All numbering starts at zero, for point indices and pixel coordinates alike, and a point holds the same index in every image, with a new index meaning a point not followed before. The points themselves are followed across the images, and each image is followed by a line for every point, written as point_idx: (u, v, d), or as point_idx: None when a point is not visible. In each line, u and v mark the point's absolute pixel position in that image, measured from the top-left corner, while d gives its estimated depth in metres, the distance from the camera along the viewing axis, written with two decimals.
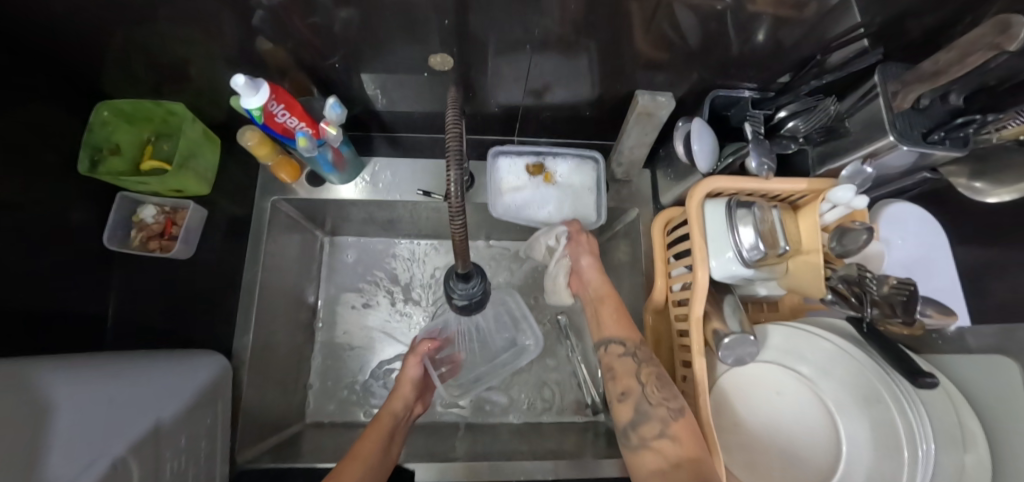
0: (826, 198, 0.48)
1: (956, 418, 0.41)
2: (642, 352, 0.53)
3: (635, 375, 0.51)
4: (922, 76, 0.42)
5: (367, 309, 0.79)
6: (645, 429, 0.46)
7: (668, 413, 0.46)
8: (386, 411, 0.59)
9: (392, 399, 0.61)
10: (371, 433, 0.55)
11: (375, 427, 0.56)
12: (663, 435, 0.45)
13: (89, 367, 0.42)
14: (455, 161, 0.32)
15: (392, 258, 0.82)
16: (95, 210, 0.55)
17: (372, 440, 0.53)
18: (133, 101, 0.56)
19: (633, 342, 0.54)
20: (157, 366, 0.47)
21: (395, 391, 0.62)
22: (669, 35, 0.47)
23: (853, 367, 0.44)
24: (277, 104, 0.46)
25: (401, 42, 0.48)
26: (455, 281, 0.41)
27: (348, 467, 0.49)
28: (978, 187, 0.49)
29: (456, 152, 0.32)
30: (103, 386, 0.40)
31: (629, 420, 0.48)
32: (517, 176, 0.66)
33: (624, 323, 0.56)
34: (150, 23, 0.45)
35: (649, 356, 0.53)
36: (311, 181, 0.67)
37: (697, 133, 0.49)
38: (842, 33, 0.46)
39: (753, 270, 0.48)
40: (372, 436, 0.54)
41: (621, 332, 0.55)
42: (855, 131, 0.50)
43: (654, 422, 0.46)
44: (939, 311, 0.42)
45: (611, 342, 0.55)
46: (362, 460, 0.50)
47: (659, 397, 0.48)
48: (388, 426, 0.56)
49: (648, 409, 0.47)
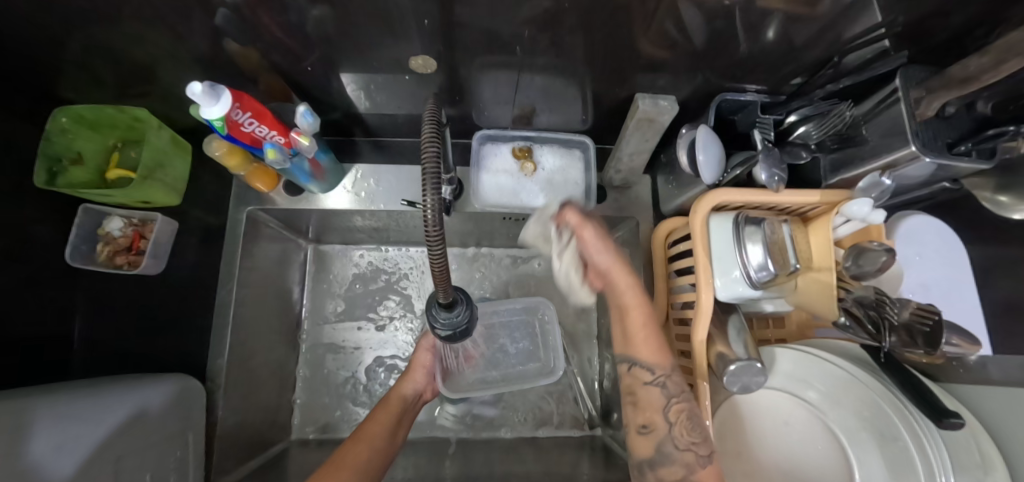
0: (840, 211, 0.45)
1: (977, 453, 0.38)
2: (672, 382, 0.43)
3: (662, 411, 0.42)
4: (949, 83, 0.38)
5: (354, 320, 0.76)
6: (666, 471, 0.40)
7: (695, 459, 0.40)
8: (397, 393, 0.58)
9: (402, 381, 0.60)
10: (380, 415, 0.54)
11: (384, 410, 0.55)
12: (688, 481, 0.39)
13: (65, 394, 0.40)
14: (430, 174, 0.29)
15: (380, 266, 0.78)
16: (57, 225, 0.51)
17: (380, 423, 0.52)
18: (94, 107, 0.52)
19: (663, 371, 0.44)
20: (118, 392, 0.44)
21: (407, 374, 0.62)
22: (671, 35, 0.43)
23: (863, 394, 0.41)
24: (242, 113, 0.42)
25: (380, 43, 0.44)
26: (438, 310, 0.38)
27: (354, 444, 0.48)
28: (1003, 202, 0.46)
29: (432, 159, 0.30)
30: (77, 420, 0.38)
31: (648, 457, 0.42)
32: (500, 166, 0.61)
33: (656, 343, 0.44)
34: (99, 23, 0.40)
35: (680, 388, 0.43)
36: (289, 190, 0.63)
37: (702, 142, 0.46)
38: (861, 33, 0.42)
39: (761, 291, 0.44)
40: (381, 418, 0.54)
41: (652, 358, 0.44)
42: (873, 139, 0.46)
43: (677, 466, 0.40)
44: (966, 341, 0.39)
45: (637, 365, 0.45)
46: (369, 440, 0.49)
47: (688, 440, 0.41)
48: (397, 410, 0.56)
49: (672, 452, 0.41)
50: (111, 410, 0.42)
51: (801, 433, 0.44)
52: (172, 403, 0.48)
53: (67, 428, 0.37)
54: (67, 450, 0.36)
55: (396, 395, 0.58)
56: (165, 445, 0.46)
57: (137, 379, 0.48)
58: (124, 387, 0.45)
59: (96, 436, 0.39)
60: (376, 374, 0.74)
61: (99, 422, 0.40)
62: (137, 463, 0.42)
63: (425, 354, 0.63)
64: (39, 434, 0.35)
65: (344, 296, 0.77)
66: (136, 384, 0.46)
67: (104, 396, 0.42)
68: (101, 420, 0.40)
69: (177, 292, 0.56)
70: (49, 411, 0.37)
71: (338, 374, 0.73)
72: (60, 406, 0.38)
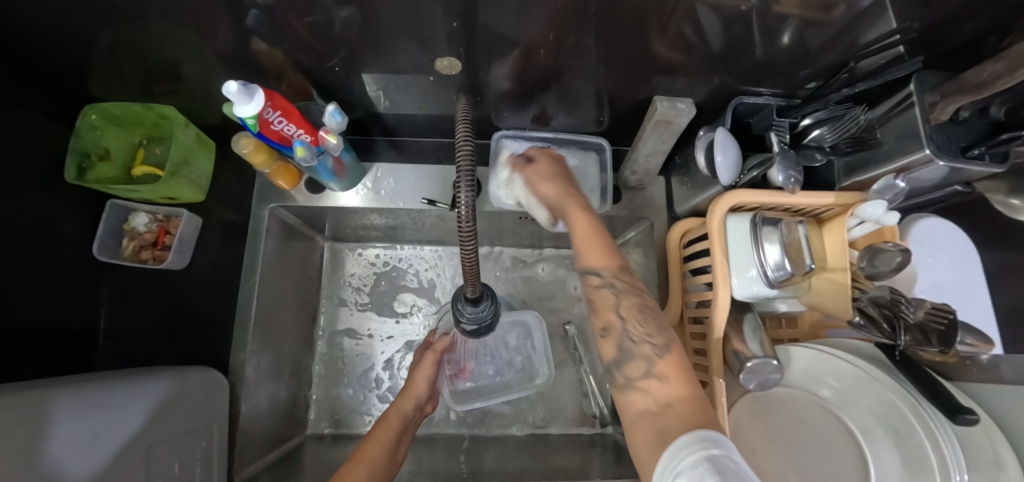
0: (854, 213, 0.46)
1: (989, 451, 0.39)
2: (621, 280, 0.42)
3: (615, 308, 0.41)
4: (964, 88, 0.39)
5: (368, 317, 0.77)
6: (629, 368, 0.38)
7: (654, 350, 0.37)
8: (395, 410, 0.56)
9: (400, 399, 0.58)
10: (377, 435, 0.52)
11: (381, 428, 0.53)
12: (650, 375, 0.36)
13: (91, 390, 0.40)
14: (465, 170, 0.31)
15: (396, 262, 0.80)
16: (85, 219, 0.52)
17: (378, 444, 0.50)
18: (122, 103, 0.53)
19: (610, 270, 0.42)
20: (134, 381, 0.44)
21: (406, 390, 0.59)
22: (691, 39, 0.44)
23: (878, 391, 0.42)
24: (273, 112, 0.43)
25: (404, 45, 0.45)
26: (464, 305, 0.39)
27: (350, 468, 0.46)
28: (1014, 205, 0.47)
29: (467, 152, 0.32)
30: (94, 419, 0.38)
31: (612, 358, 0.40)
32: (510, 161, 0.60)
33: (603, 244, 0.44)
34: (136, 23, 0.42)
35: (632, 284, 0.42)
36: (311, 188, 0.64)
37: (721, 144, 0.46)
38: (876, 38, 0.43)
39: (777, 290, 0.45)
40: (380, 438, 0.51)
41: (597, 257, 0.43)
42: (888, 143, 0.47)
43: (638, 360, 0.37)
44: (979, 341, 0.40)
45: (586, 272, 0.44)
46: (366, 463, 0.47)
47: (643, 332, 0.39)
48: (396, 428, 0.54)
49: (632, 347, 0.38)
50: (130, 400, 0.42)
51: (817, 428, 0.45)
52: (191, 390, 0.49)
53: (88, 418, 0.38)
54: (88, 440, 0.37)
55: (393, 412, 0.56)
56: (189, 437, 0.47)
57: (149, 370, 0.48)
58: (138, 377, 0.45)
59: (118, 425, 0.40)
60: (389, 371, 0.74)
61: (119, 412, 0.41)
62: (161, 452, 0.43)
63: (427, 368, 0.61)
64: (61, 424, 0.35)
65: (359, 292, 0.78)
66: (149, 374, 0.47)
67: (121, 386, 0.43)
68: (122, 409, 0.41)
69: (200, 288, 0.57)
70: (69, 400, 0.37)
71: (353, 371, 0.74)
72: (80, 397, 0.38)
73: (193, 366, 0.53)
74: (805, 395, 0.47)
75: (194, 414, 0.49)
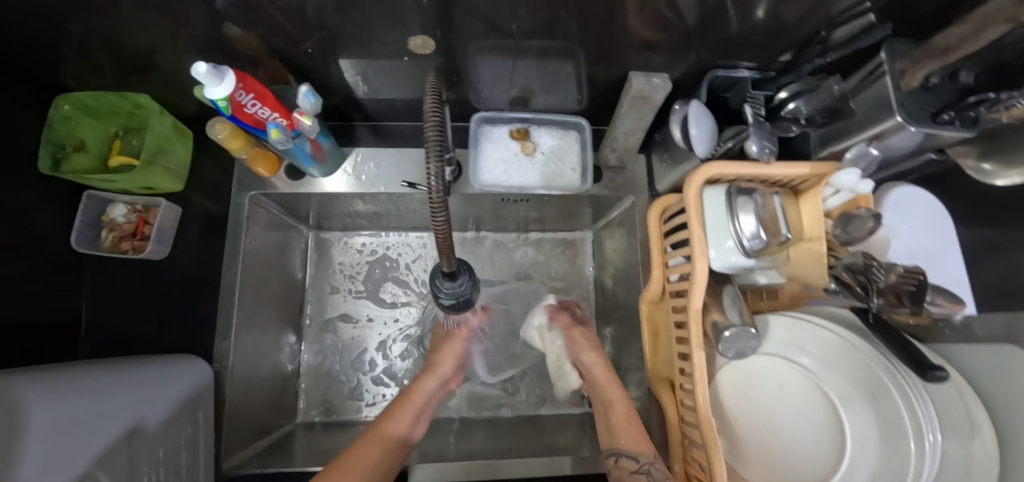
0: (830, 182, 0.46)
1: (964, 410, 0.41)
2: (656, 471, 0.48)
3: None
4: (933, 53, 0.40)
5: (356, 305, 0.77)
6: None
7: None
8: (421, 384, 0.60)
9: (425, 374, 0.61)
10: (400, 409, 0.55)
11: (402, 403, 0.57)
12: None
13: (79, 381, 0.41)
14: (434, 158, 0.31)
15: (382, 250, 0.80)
16: (60, 211, 0.52)
17: (399, 418, 0.54)
18: (96, 93, 0.52)
19: (647, 458, 0.49)
20: (104, 375, 0.44)
21: (435, 365, 0.63)
22: (666, 15, 0.43)
23: (858, 359, 0.43)
24: (245, 94, 0.43)
25: (378, 28, 0.45)
26: (442, 279, 0.39)
27: (371, 432, 0.51)
28: (986, 169, 0.48)
29: (436, 140, 0.31)
30: (98, 402, 0.40)
31: None
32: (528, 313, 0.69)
33: (639, 434, 0.52)
34: (100, 12, 0.41)
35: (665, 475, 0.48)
36: (291, 174, 0.64)
37: (695, 116, 0.47)
38: (847, 7, 0.43)
39: (754, 260, 0.46)
40: (403, 407, 0.56)
41: (634, 445, 0.51)
42: (860, 112, 0.47)
43: None
44: (949, 300, 0.41)
45: (622, 455, 0.51)
46: (386, 435, 0.51)
47: None
48: (418, 403, 0.57)
49: None
50: (110, 389, 0.42)
51: (797, 397, 0.45)
52: (174, 379, 0.49)
53: (72, 404, 0.38)
54: (76, 425, 0.36)
55: (421, 386, 0.60)
56: (178, 425, 0.48)
57: (126, 364, 0.47)
58: (111, 371, 0.45)
59: (104, 410, 0.40)
60: (379, 359, 0.75)
61: (101, 399, 0.40)
62: (151, 439, 0.43)
63: (453, 348, 0.64)
64: (41, 409, 0.35)
65: (345, 281, 0.78)
66: (122, 369, 0.46)
67: (98, 379, 0.42)
68: (103, 397, 0.41)
69: (183, 277, 0.57)
70: (41, 390, 0.37)
71: (341, 358, 0.74)
72: (73, 385, 0.40)
73: (175, 354, 0.53)
74: (786, 364, 0.46)
75: (183, 401, 0.49)
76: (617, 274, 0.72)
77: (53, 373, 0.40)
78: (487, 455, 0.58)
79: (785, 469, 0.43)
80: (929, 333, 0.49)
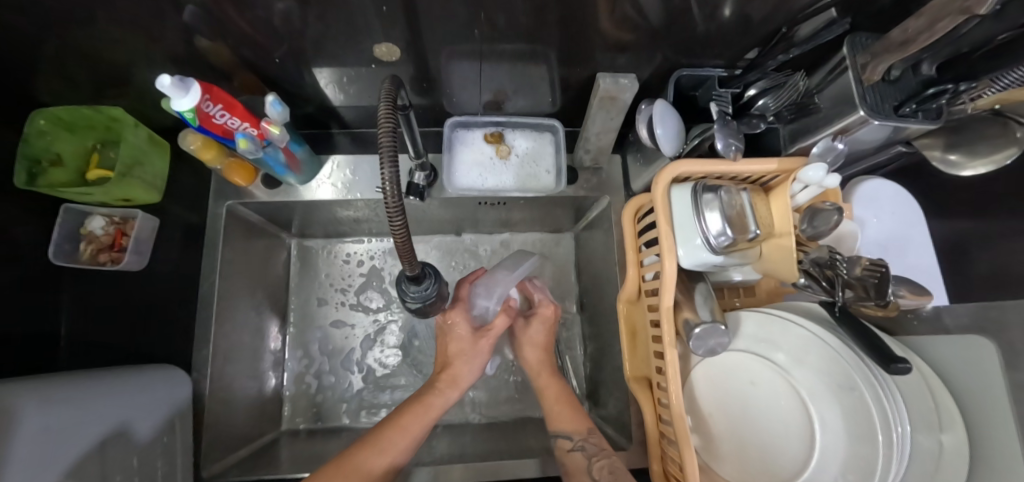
0: (798, 177, 0.45)
1: (932, 401, 0.41)
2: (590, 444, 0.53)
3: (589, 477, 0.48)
4: (891, 46, 0.39)
5: (340, 311, 0.77)
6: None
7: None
8: (438, 397, 0.55)
9: (440, 382, 0.56)
10: (406, 423, 0.51)
11: (414, 413, 0.52)
12: None
13: (65, 385, 0.42)
14: (388, 159, 0.32)
15: (364, 256, 0.80)
16: (40, 224, 0.52)
17: (408, 433, 0.50)
18: (70, 108, 0.52)
19: (581, 435, 0.54)
20: (78, 380, 0.43)
21: (456, 380, 0.57)
22: (631, 16, 0.44)
23: (827, 354, 0.42)
24: (213, 105, 0.44)
25: (344, 36, 0.46)
26: (409, 285, 0.45)
27: (362, 453, 0.47)
28: (953, 161, 0.46)
29: (389, 146, 0.33)
30: (79, 410, 0.41)
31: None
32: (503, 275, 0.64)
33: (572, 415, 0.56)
34: (69, 27, 0.42)
35: (600, 447, 0.52)
36: (267, 183, 0.65)
37: (661, 116, 0.48)
38: (810, 3, 0.43)
39: (722, 256, 0.46)
40: (411, 426, 0.51)
41: (570, 425, 0.55)
42: (825, 108, 0.47)
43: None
44: (913, 292, 0.41)
45: (561, 437, 0.55)
46: (390, 451, 0.48)
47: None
48: (429, 418, 0.53)
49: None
50: (85, 397, 0.42)
51: (767, 393, 0.45)
52: (146, 387, 0.49)
53: (49, 413, 0.37)
54: (45, 437, 0.36)
55: (438, 399, 0.55)
56: (155, 434, 0.48)
57: (93, 372, 0.47)
58: (82, 377, 0.44)
59: (77, 420, 0.40)
60: (362, 364, 0.75)
61: (78, 408, 0.41)
62: (122, 451, 0.44)
63: (478, 358, 0.59)
64: (20, 420, 0.35)
65: (330, 288, 0.79)
66: (92, 375, 0.45)
67: (73, 385, 0.42)
68: (79, 405, 0.41)
69: (164, 287, 0.58)
70: (33, 395, 0.38)
71: (325, 365, 0.75)
72: (59, 392, 0.41)
73: (154, 364, 0.54)
74: (757, 359, 0.46)
75: (155, 410, 0.49)
76: (597, 274, 0.72)
77: (39, 379, 0.41)
78: (467, 458, 0.58)
79: (761, 466, 0.43)
80: (901, 325, 0.49)
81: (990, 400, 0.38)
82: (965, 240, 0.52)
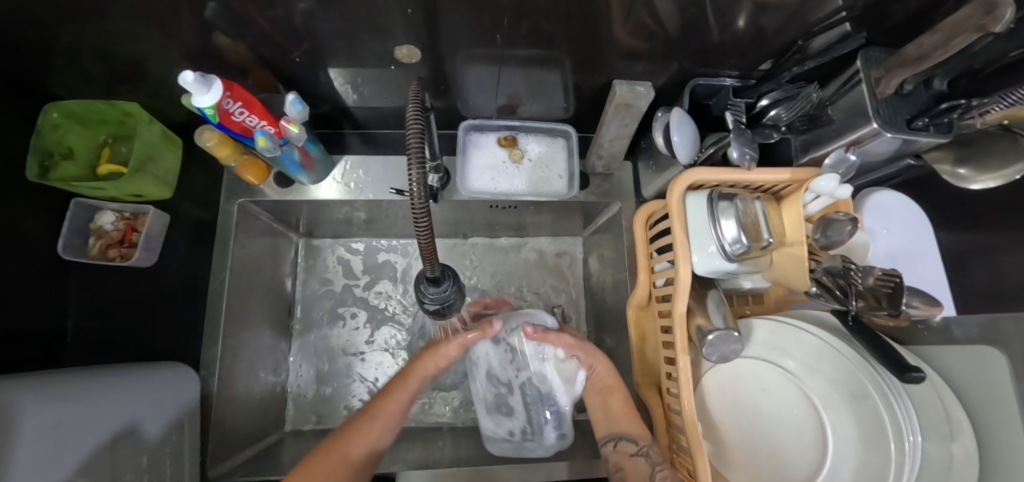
0: (810, 187, 0.46)
1: (942, 410, 0.42)
2: (654, 452, 0.51)
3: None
4: (905, 61, 0.39)
5: (359, 293, 0.78)
6: None
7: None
8: (417, 368, 0.59)
9: (423, 358, 0.60)
10: (395, 393, 0.57)
11: (398, 385, 0.58)
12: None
13: (67, 383, 0.41)
14: (415, 167, 0.32)
15: (386, 251, 0.81)
16: (48, 218, 0.51)
17: (395, 399, 0.57)
18: (83, 101, 0.52)
19: (645, 440, 0.53)
20: (77, 379, 0.42)
21: (432, 353, 0.60)
22: (648, 25, 0.44)
23: (841, 362, 0.43)
24: (232, 102, 0.44)
25: (365, 37, 0.46)
26: (428, 286, 0.45)
27: (363, 423, 0.53)
28: (962, 174, 0.47)
29: (417, 149, 0.32)
30: (84, 409, 0.40)
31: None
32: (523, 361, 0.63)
33: (635, 418, 0.55)
34: (87, 20, 0.41)
35: (664, 458, 0.51)
36: (280, 182, 0.65)
37: (677, 124, 0.49)
38: (824, 17, 0.44)
39: (736, 264, 0.47)
40: (396, 394, 0.57)
41: (633, 428, 0.54)
42: (838, 119, 0.48)
43: None
44: (926, 302, 0.42)
45: (622, 439, 0.54)
46: (381, 418, 0.54)
47: None
48: (412, 390, 0.58)
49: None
50: (87, 392, 0.41)
51: (780, 400, 0.46)
52: (151, 384, 0.48)
53: (54, 412, 0.37)
54: (52, 432, 0.36)
55: (418, 368, 0.59)
56: (161, 433, 0.47)
57: (89, 368, 0.46)
58: (76, 373, 0.43)
59: (84, 415, 0.39)
60: (369, 364, 0.74)
61: (82, 403, 0.40)
62: (131, 450, 0.43)
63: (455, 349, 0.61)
64: (28, 414, 0.34)
65: (340, 275, 0.79)
66: (89, 373, 0.44)
67: (72, 383, 0.41)
68: (82, 402, 0.40)
69: (171, 283, 0.57)
70: (36, 393, 0.37)
71: (328, 369, 0.74)
72: (60, 390, 0.39)
73: (160, 361, 0.53)
74: (769, 368, 0.47)
75: (161, 407, 0.48)
76: (605, 280, 0.73)
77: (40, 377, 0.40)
78: (477, 462, 0.58)
79: (770, 471, 0.44)
80: (910, 334, 0.50)
81: (1003, 410, 0.38)
82: (971, 251, 0.52)
